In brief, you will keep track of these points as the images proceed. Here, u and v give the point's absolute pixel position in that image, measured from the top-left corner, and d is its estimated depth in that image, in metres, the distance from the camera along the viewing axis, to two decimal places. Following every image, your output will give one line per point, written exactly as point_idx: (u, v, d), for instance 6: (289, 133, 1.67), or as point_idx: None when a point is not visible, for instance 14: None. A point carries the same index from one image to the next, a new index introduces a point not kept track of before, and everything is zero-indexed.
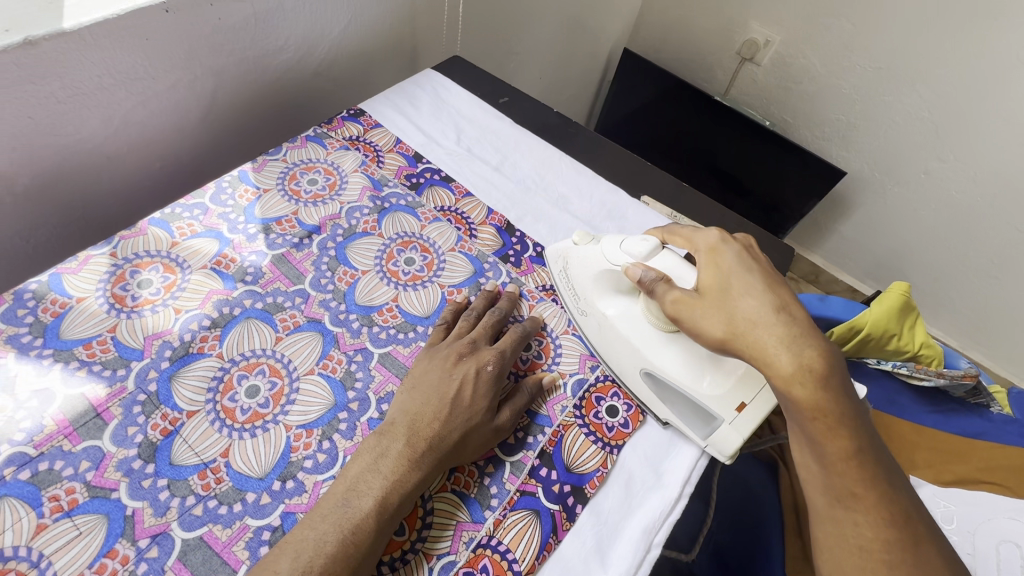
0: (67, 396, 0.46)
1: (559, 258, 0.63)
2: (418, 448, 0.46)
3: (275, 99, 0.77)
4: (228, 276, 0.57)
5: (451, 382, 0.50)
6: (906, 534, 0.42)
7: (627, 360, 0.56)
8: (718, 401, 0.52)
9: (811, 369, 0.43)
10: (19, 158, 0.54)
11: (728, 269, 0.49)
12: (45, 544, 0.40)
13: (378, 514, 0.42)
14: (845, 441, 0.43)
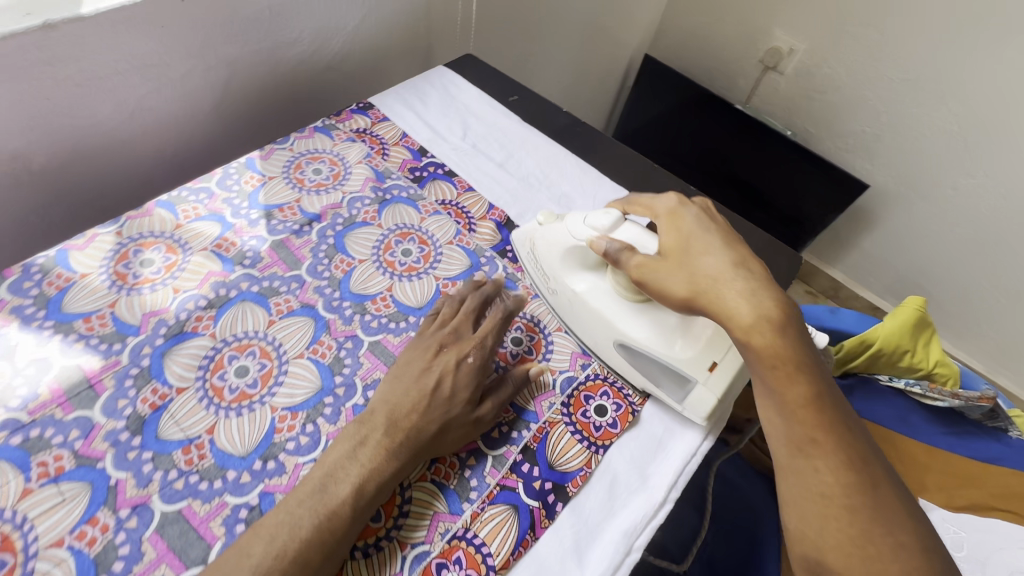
0: (63, 367, 0.48)
1: (526, 241, 0.62)
2: (397, 438, 0.46)
3: (287, 90, 0.79)
4: (227, 259, 0.58)
5: (430, 375, 0.50)
6: (866, 477, 0.41)
7: (600, 334, 0.56)
8: (691, 363, 0.53)
9: (769, 316, 0.43)
10: (36, 137, 0.56)
11: (689, 232, 0.50)
12: (30, 507, 0.41)
13: (355, 501, 0.43)
14: (804, 387, 0.42)
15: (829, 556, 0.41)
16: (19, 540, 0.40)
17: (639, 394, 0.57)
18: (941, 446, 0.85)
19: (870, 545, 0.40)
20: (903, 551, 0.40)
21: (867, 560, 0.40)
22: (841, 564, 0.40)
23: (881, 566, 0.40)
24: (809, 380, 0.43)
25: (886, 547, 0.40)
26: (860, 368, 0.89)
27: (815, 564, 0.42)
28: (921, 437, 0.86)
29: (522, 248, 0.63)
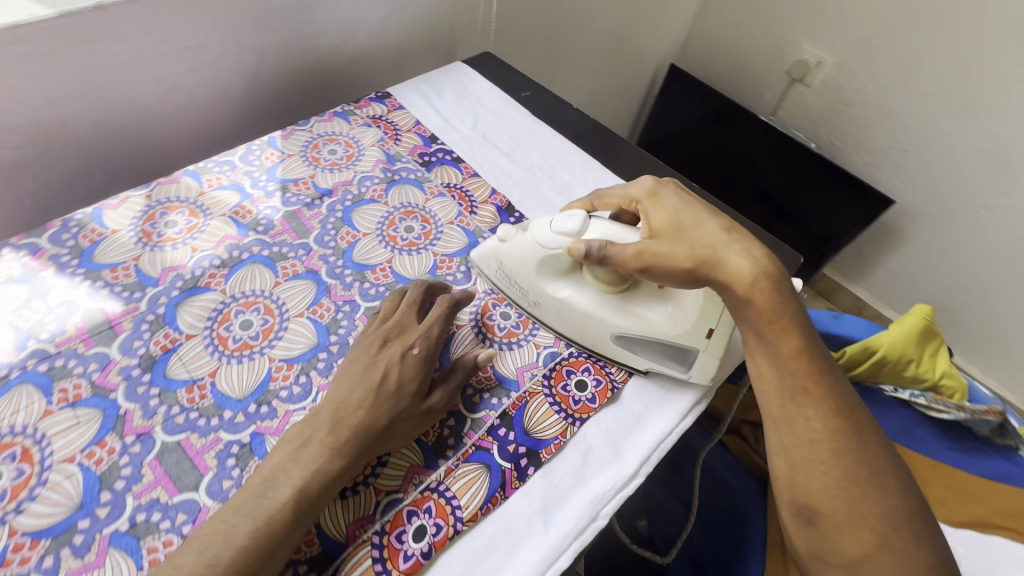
0: (89, 309, 0.53)
1: (491, 261, 0.60)
2: (342, 435, 0.45)
3: (313, 78, 0.84)
4: (242, 224, 0.63)
5: (375, 369, 0.49)
6: (851, 425, 0.45)
7: (594, 331, 0.57)
8: (690, 335, 0.55)
9: (765, 276, 0.48)
10: (83, 107, 0.63)
11: (675, 211, 0.52)
12: (49, 426, 0.46)
13: (296, 503, 0.42)
14: (795, 342, 0.47)
15: (816, 500, 0.44)
16: (36, 453, 0.44)
17: (621, 372, 0.59)
18: (946, 462, 0.82)
19: (853, 486, 0.44)
20: (885, 492, 0.44)
21: (852, 501, 0.44)
22: (827, 504, 0.44)
23: (865, 506, 0.43)
24: (799, 336, 0.47)
25: (869, 488, 0.44)
26: (864, 376, 0.87)
27: (802, 507, 0.45)
28: (925, 452, 0.83)
29: (485, 267, 0.62)
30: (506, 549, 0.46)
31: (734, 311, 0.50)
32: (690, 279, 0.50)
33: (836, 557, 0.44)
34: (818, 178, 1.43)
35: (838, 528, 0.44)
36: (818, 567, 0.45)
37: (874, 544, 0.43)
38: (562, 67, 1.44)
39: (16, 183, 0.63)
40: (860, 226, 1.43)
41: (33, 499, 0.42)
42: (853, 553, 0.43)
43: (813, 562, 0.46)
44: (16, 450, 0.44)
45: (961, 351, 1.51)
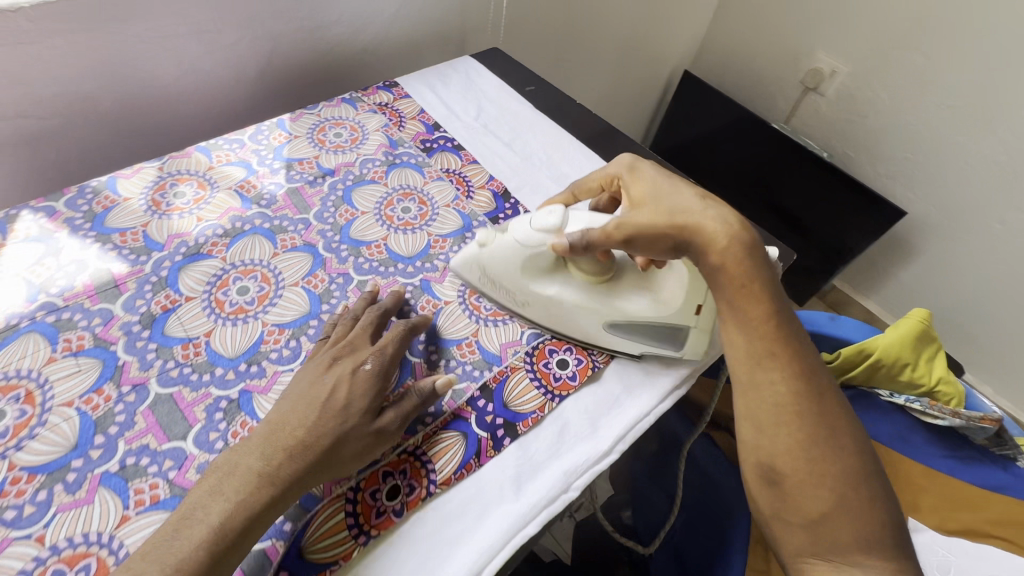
0: (97, 269, 0.56)
1: (473, 267, 0.61)
2: (276, 461, 0.43)
3: (324, 66, 0.87)
4: (246, 198, 0.66)
5: (323, 386, 0.47)
6: (815, 389, 0.46)
7: (587, 324, 0.58)
8: (679, 315, 0.58)
9: (737, 242, 0.48)
10: (104, 83, 0.66)
11: (653, 183, 0.54)
12: (52, 372, 0.49)
13: (211, 545, 0.39)
14: (764, 307, 0.48)
15: (780, 461, 0.45)
16: (39, 396, 0.47)
17: (603, 354, 0.60)
18: (941, 470, 0.81)
19: (814, 447, 0.44)
20: (845, 453, 0.45)
21: (815, 462, 0.44)
22: (790, 465, 0.45)
23: (826, 467, 0.44)
24: (768, 301, 0.48)
25: (829, 449, 0.44)
26: (860, 380, 0.86)
27: (766, 468, 0.46)
28: (920, 459, 0.82)
29: (467, 274, 0.62)
30: (469, 516, 0.47)
31: (707, 275, 0.50)
32: (670, 247, 0.51)
33: (798, 517, 0.44)
34: (833, 192, 1.40)
35: (801, 488, 0.44)
36: (781, 529, 0.46)
37: (834, 501, 0.43)
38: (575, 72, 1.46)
39: (40, 152, 0.67)
40: (872, 239, 1.39)
41: (32, 438, 0.45)
42: (814, 512, 0.44)
43: (775, 523, 0.46)
44: (20, 392, 0.47)
45: (972, 369, 1.48)
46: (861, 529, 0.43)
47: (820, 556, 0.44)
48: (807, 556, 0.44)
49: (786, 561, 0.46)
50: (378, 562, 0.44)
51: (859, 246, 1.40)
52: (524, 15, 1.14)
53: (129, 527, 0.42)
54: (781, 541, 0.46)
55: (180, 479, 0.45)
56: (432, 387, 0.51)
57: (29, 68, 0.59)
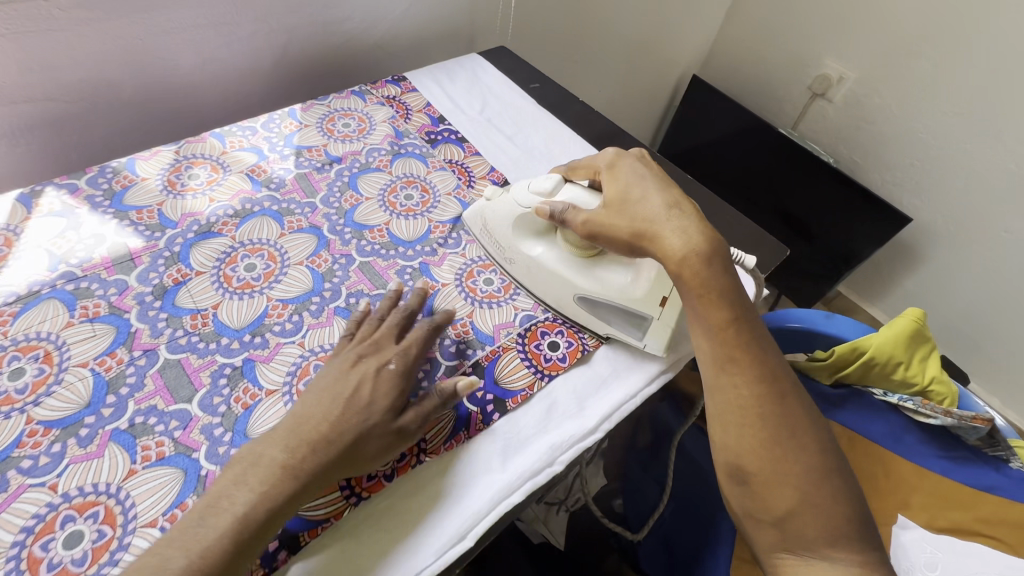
0: (115, 243, 0.59)
1: (477, 219, 0.66)
2: (298, 454, 0.43)
3: (337, 60, 0.91)
4: (257, 181, 0.69)
5: (347, 383, 0.48)
6: (776, 391, 0.47)
7: (558, 291, 0.61)
8: (644, 301, 0.59)
9: (695, 253, 0.49)
10: (127, 71, 0.70)
11: (624, 184, 0.55)
12: (69, 335, 0.52)
13: (236, 535, 0.40)
14: (725, 312, 0.49)
15: (746, 460, 0.46)
16: (56, 356, 0.50)
17: (593, 338, 0.62)
18: (933, 469, 0.80)
19: (777, 446, 0.46)
20: (807, 452, 0.46)
21: (777, 462, 0.46)
22: (755, 465, 0.46)
23: (789, 466, 0.46)
24: (729, 306, 0.49)
25: (791, 449, 0.46)
26: (853, 378, 0.85)
27: (734, 468, 0.47)
28: (912, 458, 0.82)
29: (474, 227, 0.67)
30: (453, 488, 0.49)
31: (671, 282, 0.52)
32: (629, 248, 0.53)
33: (766, 514, 0.46)
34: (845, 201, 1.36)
35: (766, 487, 0.46)
36: (754, 525, 0.48)
37: (798, 499, 0.45)
38: (584, 73, 1.45)
39: (65, 133, 0.71)
40: (879, 245, 1.35)
41: (50, 395, 0.48)
42: (781, 510, 0.45)
43: (748, 521, 0.48)
44: (39, 352, 0.50)
45: (977, 378, 1.45)
46: (825, 523, 0.45)
47: (791, 550, 0.46)
48: (779, 550, 0.46)
49: (760, 555, 0.48)
50: (371, 523, 0.47)
51: (863, 252, 1.37)
52: (532, 15, 1.16)
53: (136, 479, 0.45)
54: (754, 536, 0.48)
55: (184, 438, 0.48)
56: (454, 389, 0.50)
57: (57, 55, 0.63)
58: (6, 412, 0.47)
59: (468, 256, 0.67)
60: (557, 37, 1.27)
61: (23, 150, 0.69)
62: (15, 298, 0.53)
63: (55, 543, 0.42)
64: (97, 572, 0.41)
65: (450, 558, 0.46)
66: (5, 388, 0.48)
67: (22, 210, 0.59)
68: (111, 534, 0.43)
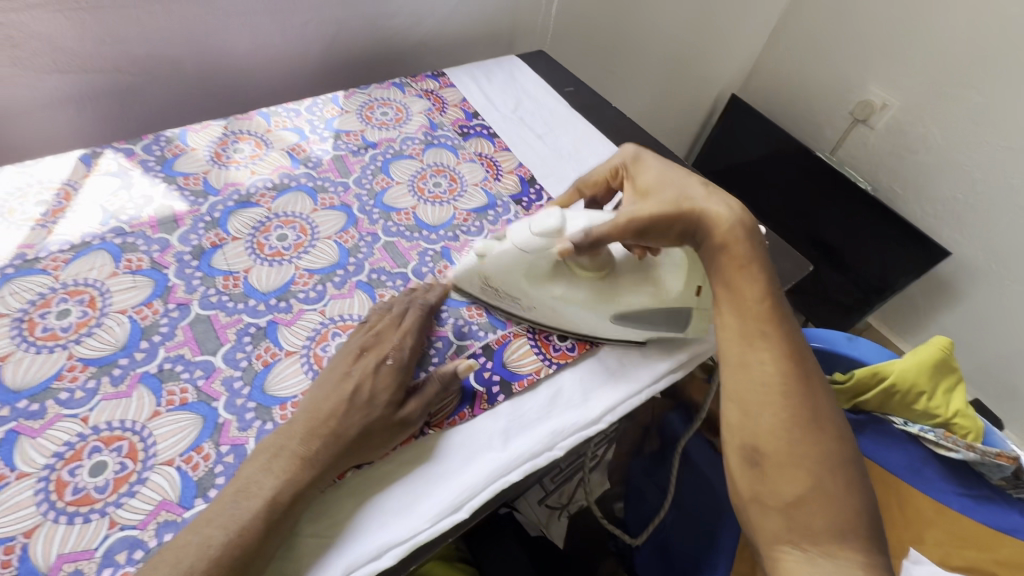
0: (162, 205, 0.63)
1: (472, 278, 0.60)
2: (314, 446, 0.45)
3: (381, 53, 0.94)
4: (296, 159, 0.72)
5: (349, 379, 0.50)
6: (801, 371, 0.49)
7: (595, 319, 0.59)
8: (682, 299, 0.57)
9: (739, 226, 0.53)
10: (188, 50, 0.76)
11: (656, 173, 0.58)
12: (113, 284, 0.56)
13: (268, 514, 0.42)
14: (758, 289, 0.52)
15: (762, 441, 0.47)
16: (99, 301, 0.54)
17: None
18: (952, 507, 0.76)
19: (797, 428, 0.47)
20: (824, 437, 0.47)
21: (794, 443, 0.46)
22: (772, 445, 0.47)
23: (806, 449, 0.46)
24: (762, 283, 0.52)
25: (809, 431, 0.46)
26: (873, 406, 0.81)
27: (748, 449, 0.48)
28: (930, 492, 0.77)
29: (471, 287, 0.61)
30: (449, 463, 0.50)
31: (707, 259, 0.54)
32: (676, 233, 0.54)
33: (774, 499, 0.46)
34: (883, 234, 1.29)
35: (780, 468, 0.46)
36: (759, 512, 0.47)
37: (809, 486, 0.45)
38: (620, 82, 1.44)
39: (126, 102, 0.77)
40: (916, 277, 1.26)
41: (90, 335, 0.52)
42: (790, 495, 0.45)
43: (752, 506, 0.47)
44: (85, 297, 0.54)
45: (1013, 427, 1.35)
46: (833, 512, 0.44)
47: (792, 543, 0.45)
48: (782, 541, 0.45)
49: (762, 549, 0.47)
50: (370, 488, 0.48)
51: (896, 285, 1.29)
52: (572, 21, 1.18)
53: (159, 420, 0.48)
54: (757, 526, 0.47)
55: (207, 388, 0.51)
56: (452, 372, 0.52)
57: (128, 30, 0.69)
58: (51, 347, 0.51)
59: None
60: (596, 44, 1.28)
61: (89, 116, 0.75)
62: (68, 246, 0.58)
63: (81, 470, 0.45)
64: (117, 500, 0.44)
65: (443, 528, 0.47)
66: (51, 325, 0.52)
67: (82, 168, 0.64)
68: (131, 468, 0.45)
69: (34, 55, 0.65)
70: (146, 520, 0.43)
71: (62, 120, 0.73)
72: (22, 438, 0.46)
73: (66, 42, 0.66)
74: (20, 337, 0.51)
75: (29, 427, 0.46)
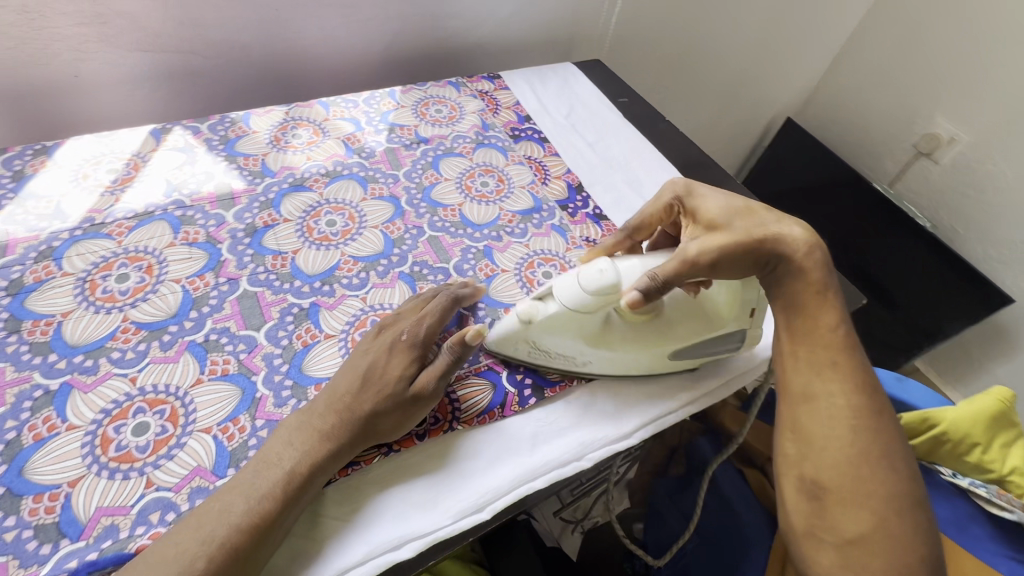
0: (221, 182, 0.66)
1: (518, 344, 0.54)
2: (330, 421, 0.46)
3: (440, 52, 0.96)
4: (350, 148, 0.74)
5: (366, 357, 0.50)
6: (873, 406, 0.48)
7: (653, 360, 0.56)
8: (738, 320, 0.56)
9: (815, 251, 0.52)
10: (258, 38, 0.79)
11: (721, 202, 0.55)
12: (170, 253, 0.58)
13: (287, 487, 0.43)
14: (831, 318, 0.51)
15: (825, 475, 0.47)
16: (156, 269, 0.57)
17: None
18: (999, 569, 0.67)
19: (864, 466, 0.46)
20: (896, 475, 0.46)
21: (858, 480, 0.46)
22: (835, 481, 0.46)
23: (872, 486, 0.46)
24: (836, 311, 0.51)
25: (878, 468, 0.46)
26: (918, 453, 0.76)
27: (808, 481, 0.48)
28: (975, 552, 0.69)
29: (510, 349, 0.55)
30: (480, 462, 0.50)
31: (783, 284, 0.53)
32: (751, 260, 0.52)
33: (832, 535, 0.46)
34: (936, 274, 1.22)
35: (842, 505, 0.46)
36: (813, 547, 0.47)
37: (871, 527, 0.45)
38: (672, 98, 1.43)
39: (197, 83, 0.80)
40: (971, 323, 1.19)
41: (145, 300, 0.54)
42: (851, 533, 0.45)
43: (807, 541, 0.48)
44: (143, 264, 0.57)
45: None
46: (895, 557, 0.44)
47: None
48: None
49: None
50: (395, 478, 0.48)
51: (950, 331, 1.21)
52: (630, 34, 1.17)
53: (201, 388, 0.50)
54: (811, 561, 0.47)
55: (247, 361, 0.52)
56: (462, 340, 0.50)
57: (205, 15, 0.72)
58: (109, 308, 0.53)
59: (530, 248, 0.68)
60: (653, 57, 1.27)
61: (163, 94, 0.79)
62: (132, 214, 0.60)
63: (126, 428, 0.46)
64: (155, 462, 0.45)
65: (462, 528, 0.46)
66: (111, 288, 0.54)
67: (152, 142, 0.67)
68: (171, 432, 0.47)
69: (121, 33, 0.69)
70: (180, 484, 0.44)
71: (142, 96, 0.78)
72: (75, 392, 0.48)
73: (149, 22, 0.70)
74: (82, 296, 0.53)
75: (82, 381, 0.48)
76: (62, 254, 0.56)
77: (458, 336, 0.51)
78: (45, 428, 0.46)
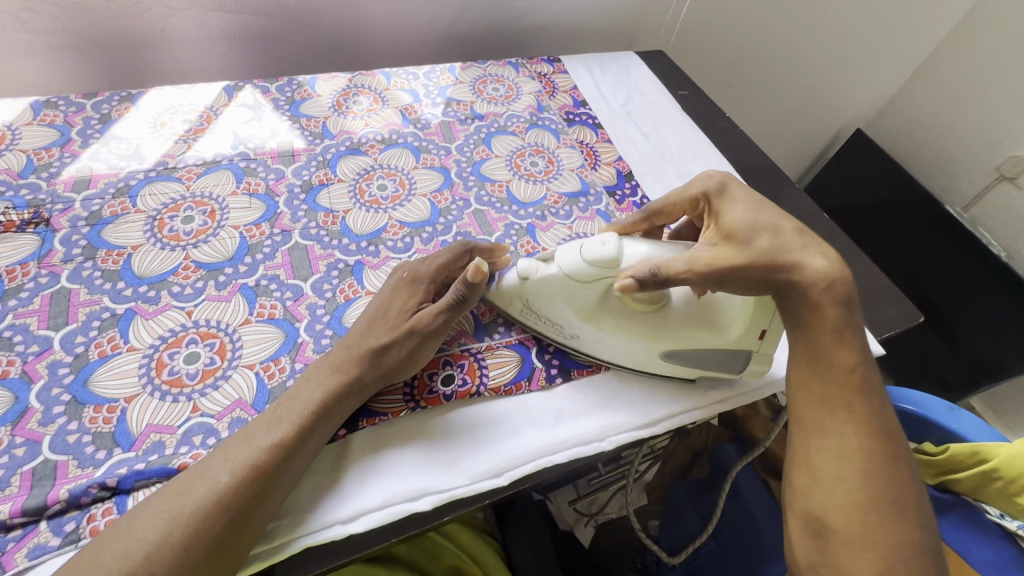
0: (283, 140, 0.69)
1: (515, 299, 0.54)
2: (348, 361, 0.48)
3: (504, 32, 0.96)
4: (407, 118, 0.76)
5: (378, 297, 0.54)
6: (887, 451, 0.47)
7: (643, 355, 0.54)
8: (742, 340, 0.53)
9: (837, 285, 0.49)
10: (329, 6, 0.81)
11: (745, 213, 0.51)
12: (232, 202, 0.62)
13: (310, 425, 0.45)
14: (850, 357, 0.49)
15: (832, 515, 0.46)
16: (218, 215, 0.60)
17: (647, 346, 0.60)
18: None
19: (874, 511, 0.45)
20: (905, 525, 0.45)
21: (866, 525, 0.45)
22: (841, 523, 0.45)
23: (880, 532, 0.45)
24: (855, 351, 0.49)
25: (888, 516, 0.45)
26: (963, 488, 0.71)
27: (813, 517, 0.47)
28: None
29: (508, 305, 0.55)
30: (496, 434, 0.51)
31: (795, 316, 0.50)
32: (759, 282, 0.49)
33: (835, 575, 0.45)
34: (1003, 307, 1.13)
35: (847, 548, 0.45)
36: None
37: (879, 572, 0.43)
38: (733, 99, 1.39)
39: (271, 46, 0.84)
40: None
41: (206, 242, 0.58)
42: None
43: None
44: (206, 208, 0.60)
45: None
46: None
47: None
48: None
49: None
50: (412, 438, 0.50)
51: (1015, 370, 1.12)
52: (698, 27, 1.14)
53: (249, 328, 0.52)
54: None
55: (293, 308, 0.55)
56: (465, 279, 0.50)
57: None
58: (173, 246, 0.57)
59: (574, 231, 0.68)
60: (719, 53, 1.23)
61: (239, 54, 0.83)
62: (202, 161, 0.64)
63: (178, 355, 0.50)
64: (202, 389, 0.48)
65: (479, 489, 0.48)
66: (177, 228, 0.58)
67: (225, 98, 0.71)
68: (219, 363, 0.50)
69: None
70: (222, 413, 0.47)
71: (221, 55, 0.82)
72: (138, 318, 0.51)
73: None
74: (151, 233, 0.57)
75: (145, 309, 0.52)
76: (136, 192, 0.60)
77: (462, 275, 0.50)
78: (109, 346, 0.49)
